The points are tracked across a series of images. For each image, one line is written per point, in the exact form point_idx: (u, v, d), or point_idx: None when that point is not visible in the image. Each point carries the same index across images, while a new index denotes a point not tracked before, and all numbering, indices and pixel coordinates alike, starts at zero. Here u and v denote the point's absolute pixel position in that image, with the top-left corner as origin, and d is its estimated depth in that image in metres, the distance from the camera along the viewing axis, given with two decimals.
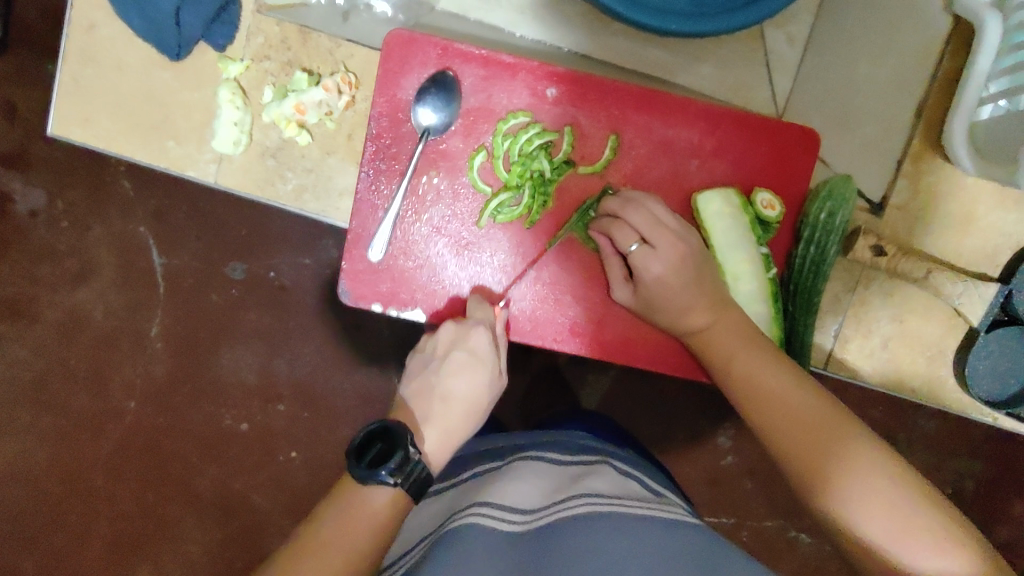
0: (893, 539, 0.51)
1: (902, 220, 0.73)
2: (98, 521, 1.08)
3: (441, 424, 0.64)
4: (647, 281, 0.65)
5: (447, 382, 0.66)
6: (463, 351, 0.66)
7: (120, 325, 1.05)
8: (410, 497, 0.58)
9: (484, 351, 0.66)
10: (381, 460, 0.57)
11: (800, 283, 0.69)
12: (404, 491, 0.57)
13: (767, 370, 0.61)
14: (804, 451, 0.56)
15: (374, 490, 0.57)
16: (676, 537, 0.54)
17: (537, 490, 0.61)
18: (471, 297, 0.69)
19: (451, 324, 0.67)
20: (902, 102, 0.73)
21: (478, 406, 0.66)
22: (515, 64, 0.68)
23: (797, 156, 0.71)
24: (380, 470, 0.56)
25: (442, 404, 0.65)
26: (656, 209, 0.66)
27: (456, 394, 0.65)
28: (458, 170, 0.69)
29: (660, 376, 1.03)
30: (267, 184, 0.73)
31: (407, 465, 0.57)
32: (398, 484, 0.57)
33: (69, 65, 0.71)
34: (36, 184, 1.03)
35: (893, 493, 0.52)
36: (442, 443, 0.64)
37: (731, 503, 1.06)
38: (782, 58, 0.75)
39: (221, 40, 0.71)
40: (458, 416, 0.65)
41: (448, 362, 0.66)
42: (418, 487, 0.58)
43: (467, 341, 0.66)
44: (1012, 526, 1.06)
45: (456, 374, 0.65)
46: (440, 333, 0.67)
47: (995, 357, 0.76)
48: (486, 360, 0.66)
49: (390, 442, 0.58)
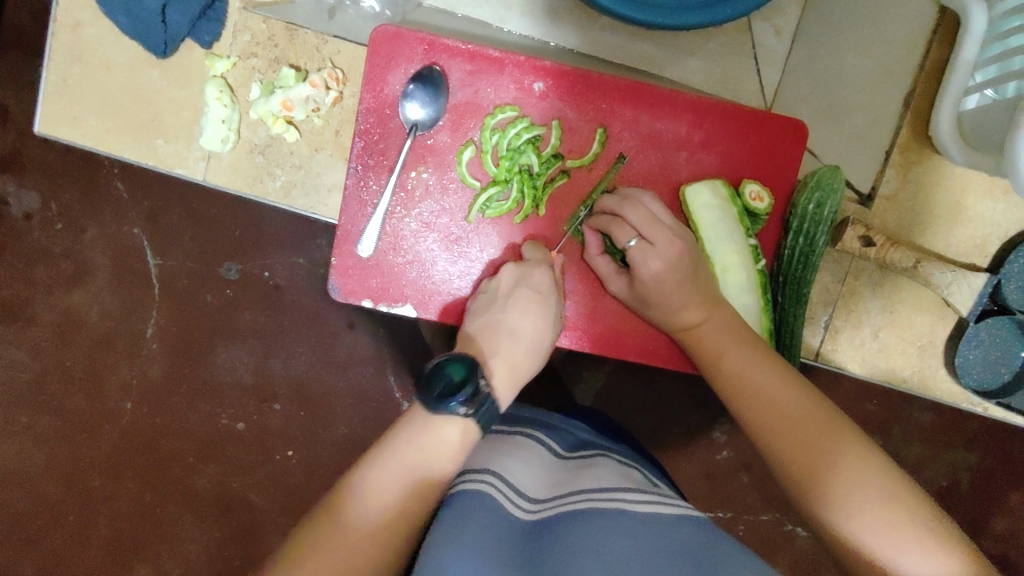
0: (880, 541, 0.51)
1: (890, 210, 0.73)
2: (96, 522, 1.08)
3: (506, 359, 0.63)
4: (645, 278, 0.65)
5: (513, 317, 0.65)
6: (527, 289, 0.66)
7: (115, 326, 1.05)
8: (478, 428, 0.58)
9: (547, 290, 0.67)
10: (452, 388, 0.57)
11: (789, 274, 0.69)
12: (472, 420, 0.58)
13: (760, 371, 0.61)
14: (794, 452, 0.56)
15: (442, 422, 0.57)
16: (669, 534, 0.53)
17: (539, 481, 0.61)
18: (526, 242, 0.69)
19: (511, 267, 0.67)
20: (889, 92, 0.73)
21: (541, 344, 0.66)
22: (502, 58, 0.68)
23: (784, 147, 0.71)
24: (451, 399, 0.56)
25: (510, 339, 0.64)
26: (653, 206, 0.66)
27: (523, 330, 0.64)
28: (446, 165, 0.69)
29: (655, 371, 1.03)
30: (256, 181, 0.73)
31: (478, 397, 0.58)
32: (469, 414, 0.57)
33: (56, 63, 0.71)
34: (29, 187, 1.03)
35: (881, 494, 0.52)
36: (508, 380, 0.63)
37: (728, 498, 1.06)
38: (770, 50, 0.75)
39: (208, 36, 0.71)
40: (524, 353, 0.64)
41: (513, 299, 0.65)
42: (486, 418, 0.59)
43: (531, 279, 0.66)
44: (1008, 518, 1.06)
45: (522, 310, 0.65)
46: (504, 273, 0.67)
47: (986, 347, 0.76)
48: (550, 301, 0.66)
49: (461, 373, 0.58)
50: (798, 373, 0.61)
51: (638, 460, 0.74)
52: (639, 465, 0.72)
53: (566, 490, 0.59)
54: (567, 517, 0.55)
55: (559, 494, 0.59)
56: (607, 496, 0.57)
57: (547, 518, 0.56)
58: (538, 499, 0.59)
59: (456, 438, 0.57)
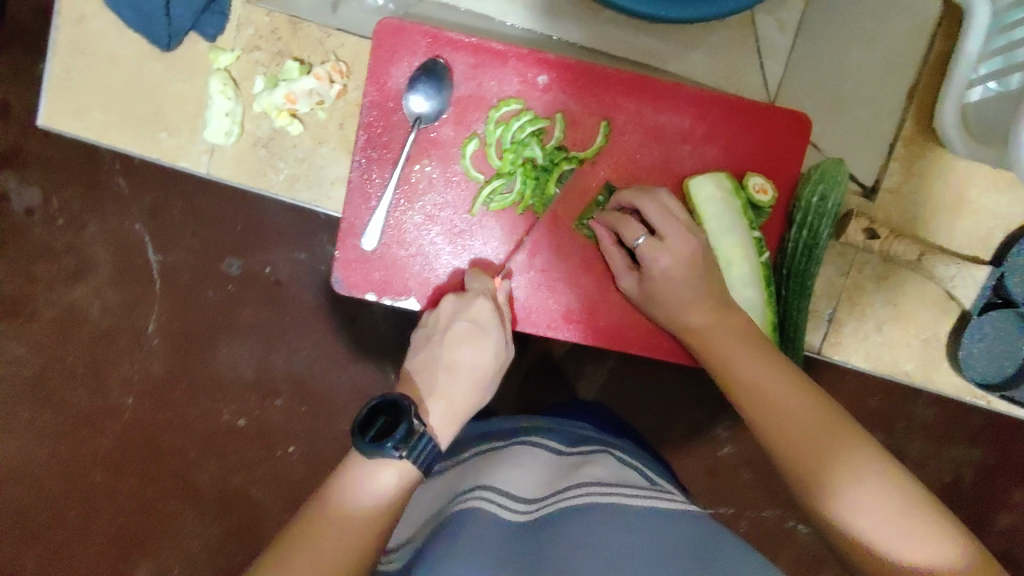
0: (900, 543, 0.50)
1: (894, 203, 0.73)
2: (98, 518, 1.08)
3: (446, 395, 0.62)
4: (654, 274, 0.65)
5: (451, 351, 0.64)
6: (465, 322, 0.66)
7: (117, 322, 1.05)
8: (417, 471, 0.57)
9: (486, 321, 0.66)
10: (384, 433, 0.56)
11: (793, 267, 0.69)
12: (408, 462, 0.57)
13: (771, 376, 0.60)
14: (801, 453, 0.56)
15: (380, 465, 0.56)
16: (672, 532, 0.54)
17: (535, 481, 0.62)
18: (469, 270, 0.69)
19: (452, 298, 0.67)
20: (893, 85, 0.73)
21: (483, 375, 0.65)
22: (506, 51, 0.68)
23: (788, 140, 0.71)
24: (385, 442, 0.55)
25: (447, 373, 0.63)
26: (667, 200, 0.67)
27: (461, 362, 0.64)
28: (450, 158, 0.69)
29: (657, 366, 1.03)
30: (259, 174, 0.73)
31: (412, 437, 0.57)
32: (404, 456, 0.56)
33: (58, 57, 0.71)
34: (31, 183, 1.03)
35: (887, 496, 0.52)
36: (448, 415, 0.62)
37: (729, 494, 1.06)
38: (774, 44, 0.75)
39: (212, 30, 0.71)
40: (463, 386, 0.63)
41: (451, 332, 0.65)
42: (424, 459, 0.57)
43: (469, 311, 0.66)
44: (1011, 513, 1.06)
45: (460, 343, 0.65)
46: (444, 305, 0.67)
47: (989, 340, 0.76)
48: (489, 331, 0.66)
49: (394, 414, 0.57)
50: (807, 377, 0.61)
51: (643, 457, 0.74)
52: (641, 461, 0.72)
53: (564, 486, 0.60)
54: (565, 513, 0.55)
55: (555, 491, 0.59)
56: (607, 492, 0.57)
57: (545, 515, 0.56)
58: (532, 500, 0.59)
59: (394, 480, 0.56)
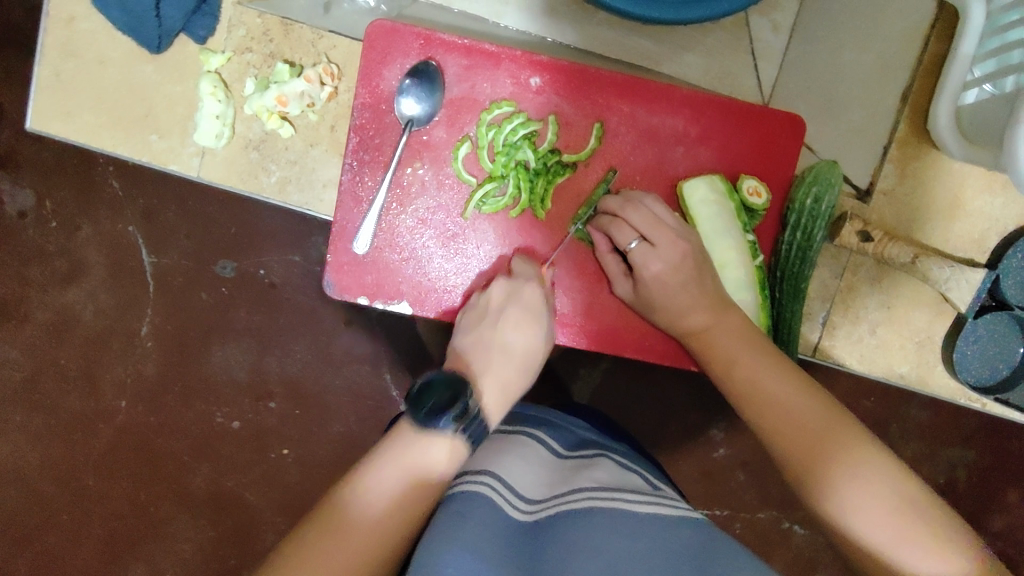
0: (896, 543, 0.51)
1: (888, 206, 0.73)
2: (91, 521, 1.07)
3: (499, 377, 0.64)
4: (647, 279, 0.65)
5: (504, 335, 0.65)
6: (518, 305, 0.66)
7: (110, 325, 1.05)
8: (467, 450, 0.58)
9: (538, 305, 0.67)
10: (440, 407, 0.58)
11: (787, 270, 0.69)
12: (461, 439, 0.57)
13: (771, 376, 0.59)
14: (801, 455, 0.55)
15: (428, 440, 0.57)
16: (667, 538, 0.53)
17: (537, 479, 0.61)
18: (516, 257, 0.69)
19: (503, 281, 0.67)
20: (887, 87, 0.73)
21: (532, 361, 0.66)
22: (498, 53, 0.67)
23: (782, 142, 0.70)
24: (441, 416, 0.57)
25: (502, 357, 0.64)
26: (655, 207, 0.66)
27: (515, 346, 0.65)
28: (442, 160, 0.69)
29: (653, 368, 1.03)
30: (250, 176, 0.73)
31: (467, 415, 0.59)
32: (459, 432, 0.57)
33: (48, 58, 0.71)
34: (24, 185, 1.02)
35: (891, 503, 0.51)
36: (503, 398, 0.63)
37: (725, 496, 1.05)
38: (768, 46, 0.74)
39: (202, 32, 0.70)
40: (516, 370, 0.65)
41: (505, 316, 0.66)
42: (476, 438, 0.59)
43: (522, 294, 0.67)
44: (1006, 515, 1.06)
45: (514, 326, 0.65)
46: (494, 289, 0.67)
47: (983, 342, 0.77)
48: (540, 316, 0.67)
49: (450, 392, 0.59)
50: (809, 375, 0.60)
51: (639, 460, 0.74)
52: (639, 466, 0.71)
53: (565, 489, 0.59)
54: (566, 516, 0.55)
55: (557, 494, 0.58)
56: (607, 495, 0.57)
57: (544, 519, 0.56)
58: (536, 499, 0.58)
59: (445, 457, 0.57)
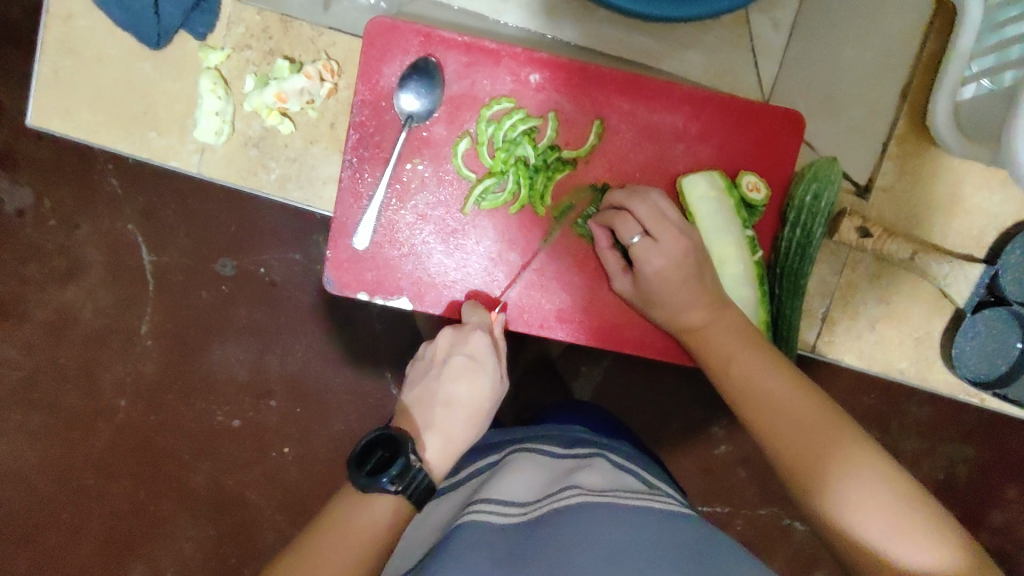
0: (890, 539, 0.50)
1: (887, 203, 0.73)
2: (91, 519, 1.07)
3: (443, 430, 0.61)
4: (648, 274, 0.65)
5: (447, 386, 0.63)
6: (463, 355, 0.64)
7: (110, 323, 1.05)
8: (413, 505, 0.57)
9: (484, 354, 0.65)
10: (381, 467, 0.55)
11: (786, 266, 0.69)
12: (404, 498, 0.56)
13: (765, 372, 0.60)
14: (793, 451, 0.55)
15: (373, 497, 0.55)
16: (666, 535, 0.53)
17: (532, 486, 0.61)
18: (466, 303, 0.70)
19: (449, 331, 0.66)
20: (886, 84, 0.73)
21: (479, 412, 0.63)
22: (497, 50, 0.68)
23: (782, 139, 0.71)
24: (381, 477, 0.55)
25: (444, 409, 0.62)
26: (661, 202, 0.66)
27: (457, 398, 0.63)
28: (442, 157, 0.69)
29: (652, 366, 1.03)
30: (250, 173, 0.73)
31: (408, 473, 0.56)
32: (399, 491, 0.55)
33: (47, 56, 0.71)
34: (23, 183, 1.02)
35: (881, 496, 0.51)
36: (444, 451, 0.61)
37: (725, 493, 1.06)
38: (767, 43, 0.74)
39: (201, 28, 0.70)
40: (459, 422, 0.62)
41: (447, 366, 0.64)
42: (422, 494, 0.57)
43: (466, 344, 0.65)
44: (1005, 511, 1.06)
45: (456, 377, 0.63)
46: (440, 339, 0.66)
47: (983, 337, 0.77)
48: (486, 365, 0.64)
49: (391, 449, 0.57)
50: (805, 373, 0.60)
51: (637, 456, 0.74)
52: (636, 462, 0.71)
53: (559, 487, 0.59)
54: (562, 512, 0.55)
55: (549, 494, 0.59)
56: (604, 494, 0.57)
57: (540, 517, 0.56)
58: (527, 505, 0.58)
59: (391, 511, 0.56)
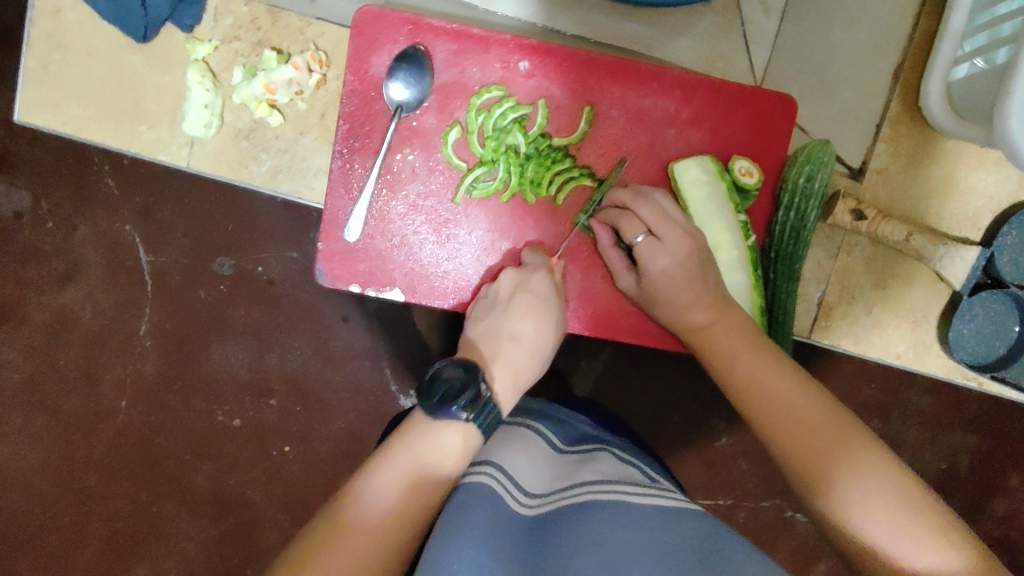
0: (898, 541, 0.49)
1: (881, 184, 0.73)
2: (94, 521, 1.07)
3: (510, 364, 0.63)
4: (653, 273, 0.65)
5: (513, 323, 0.65)
6: (527, 294, 0.66)
7: (108, 325, 1.05)
8: (479, 437, 0.58)
9: (547, 294, 0.67)
10: (453, 394, 0.57)
11: (781, 250, 0.69)
12: (473, 426, 0.57)
13: (771, 371, 0.59)
14: (801, 455, 0.54)
15: (442, 428, 0.57)
16: (672, 530, 0.52)
17: (541, 474, 0.61)
18: (527, 248, 0.70)
19: (512, 271, 0.67)
20: (877, 67, 0.73)
21: (542, 349, 0.66)
22: (488, 37, 0.67)
23: (774, 121, 0.70)
24: (452, 404, 0.56)
25: (512, 344, 0.64)
26: (664, 202, 0.66)
27: (524, 334, 0.65)
28: (433, 146, 0.69)
29: (652, 357, 1.02)
30: (241, 166, 0.73)
31: (478, 402, 0.58)
32: (470, 419, 0.57)
33: (35, 51, 0.71)
34: (20, 186, 1.02)
35: (891, 497, 0.50)
36: (512, 384, 0.63)
37: (728, 485, 1.05)
38: (759, 28, 0.74)
39: (188, 20, 0.70)
40: (525, 359, 0.64)
41: (515, 302, 0.66)
42: (487, 425, 0.58)
43: (530, 284, 0.67)
44: (1010, 500, 1.06)
45: (523, 315, 0.65)
46: (503, 278, 0.67)
47: (979, 321, 0.77)
48: (549, 305, 0.67)
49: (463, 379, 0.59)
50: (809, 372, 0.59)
51: (636, 450, 0.74)
52: (638, 459, 0.71)
53: (568, 483, 0.59)
54: (567, 511, 0.54)
55: (558, 488, 0.58)
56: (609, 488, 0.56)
57: (548, 513, 0.56)
58: (538, 493, 0.58)
59: (453, 456, 0.56)
